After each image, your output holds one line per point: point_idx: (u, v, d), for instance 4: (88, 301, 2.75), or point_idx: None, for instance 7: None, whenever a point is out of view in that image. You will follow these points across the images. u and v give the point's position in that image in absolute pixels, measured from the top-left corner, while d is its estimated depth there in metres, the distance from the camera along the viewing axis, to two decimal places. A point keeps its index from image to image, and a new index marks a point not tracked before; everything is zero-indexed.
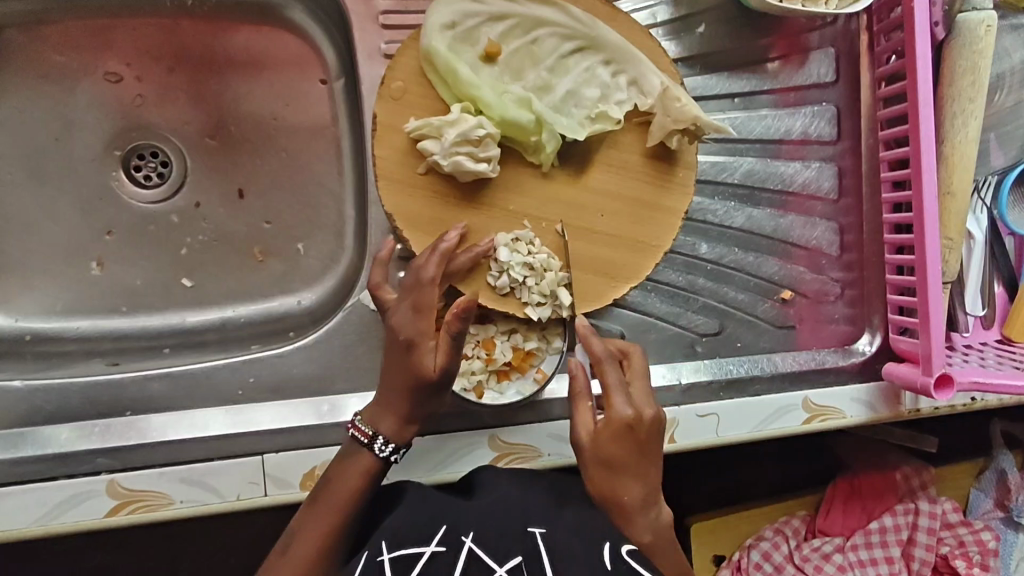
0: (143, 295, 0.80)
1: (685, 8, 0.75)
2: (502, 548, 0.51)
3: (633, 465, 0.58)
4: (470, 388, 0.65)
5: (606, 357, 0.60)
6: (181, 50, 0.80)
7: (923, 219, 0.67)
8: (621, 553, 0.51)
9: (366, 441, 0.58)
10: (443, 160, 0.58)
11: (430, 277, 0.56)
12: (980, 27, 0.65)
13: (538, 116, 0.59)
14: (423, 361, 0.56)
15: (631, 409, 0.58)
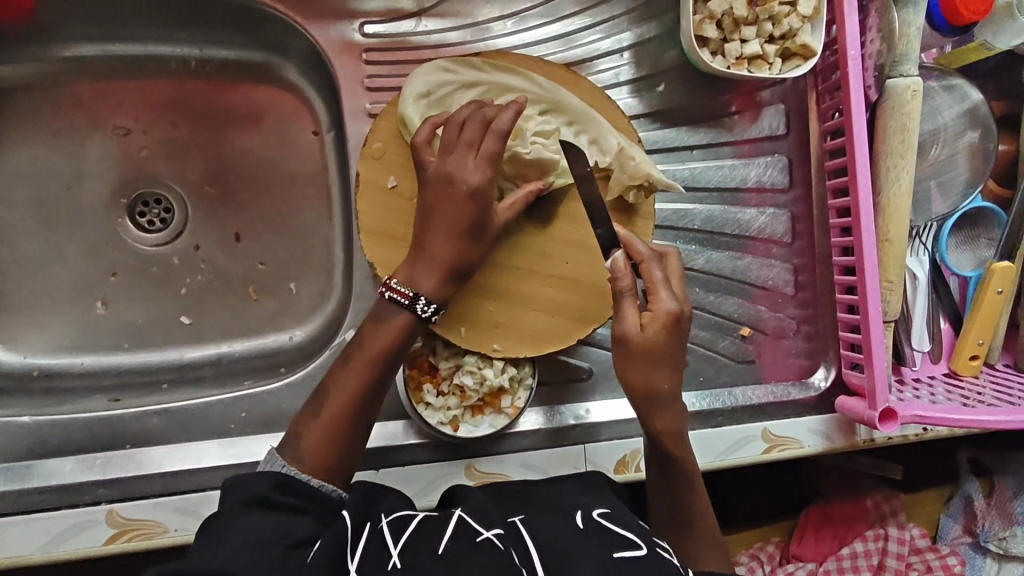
0: (144, 333, 0.85)
1: (646, 68, 0.82)
2: (487, 520, 0.56)
3: (671, 361, 0.60)
4: (446, 422, 0.69)
5: (650, 258, 0.61)
6: (185, 106, 0.87)
7: (864, 263, 0.73)
8: (592, 516, 0.59)
9: (408, 301, 0.61)
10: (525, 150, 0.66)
11: (505, 129, 0.62)
12: (907, 92, 0.70)
13: (501, 181, 0.65)
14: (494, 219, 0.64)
15: (675, 304, 0.60)
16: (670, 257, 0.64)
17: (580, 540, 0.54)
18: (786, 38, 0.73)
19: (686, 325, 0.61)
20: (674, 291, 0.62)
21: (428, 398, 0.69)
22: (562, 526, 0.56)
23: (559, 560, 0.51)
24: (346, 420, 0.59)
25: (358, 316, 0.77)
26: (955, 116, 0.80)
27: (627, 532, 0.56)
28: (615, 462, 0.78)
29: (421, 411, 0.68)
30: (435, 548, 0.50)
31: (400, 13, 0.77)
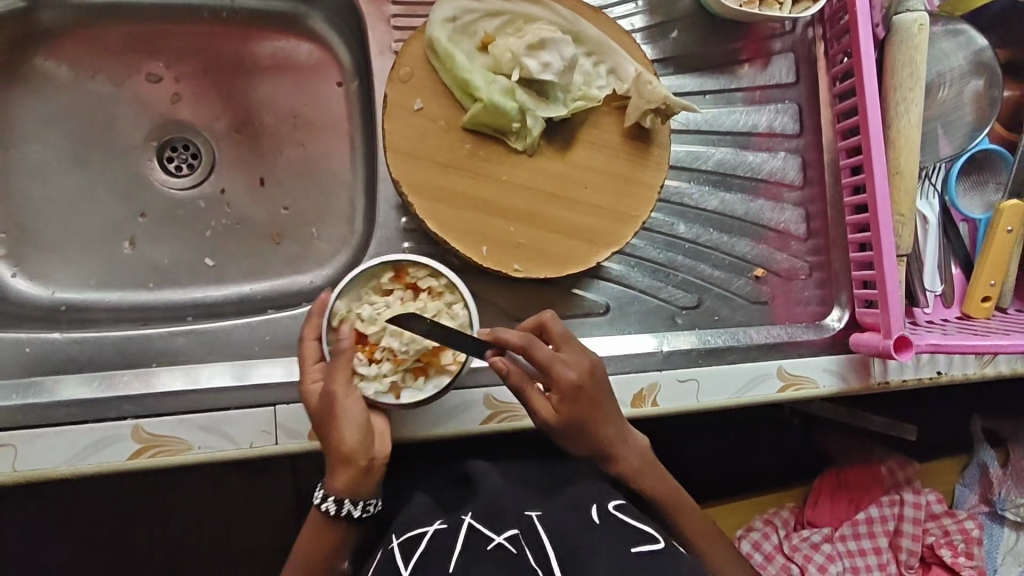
0: (169, 272, 0.88)
1: (661, 16, 0.85)
2: (500, 523, 0.62)
3: (595, 416, 0.67)
4: (384, 391, 0.67)
5: (528, 344, 0.62)
6: (215, 55, 0.90)
7: (875, 195, 0.75)
8: (606, 510, 0.64)
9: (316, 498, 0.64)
10: (517, 75, 0.68)
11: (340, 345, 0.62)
12: (914, 26, 0.73)
13: (522, 104, 0.68)
14: (343, 447, 0.61)
15: (572, 373, 0.64)
16: (557, 366, 0.64)
17: (593, 534, 0.60)
18: None
19: (592, 382, 0.66)
20: (566, 356, 0.65)
21: (361, 371, 0.66)
22: (575, 526, 0.61)
23: (570, 555, 0.58)
24: (319, 542, 0.66)
25: (381, 245, 0.78)
26: (962, 61, 0.82)
27: (643, 525, 0.62)
28: (632, 395, 0.79)
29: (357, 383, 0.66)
30: (446, 568, 0.57)
31: None
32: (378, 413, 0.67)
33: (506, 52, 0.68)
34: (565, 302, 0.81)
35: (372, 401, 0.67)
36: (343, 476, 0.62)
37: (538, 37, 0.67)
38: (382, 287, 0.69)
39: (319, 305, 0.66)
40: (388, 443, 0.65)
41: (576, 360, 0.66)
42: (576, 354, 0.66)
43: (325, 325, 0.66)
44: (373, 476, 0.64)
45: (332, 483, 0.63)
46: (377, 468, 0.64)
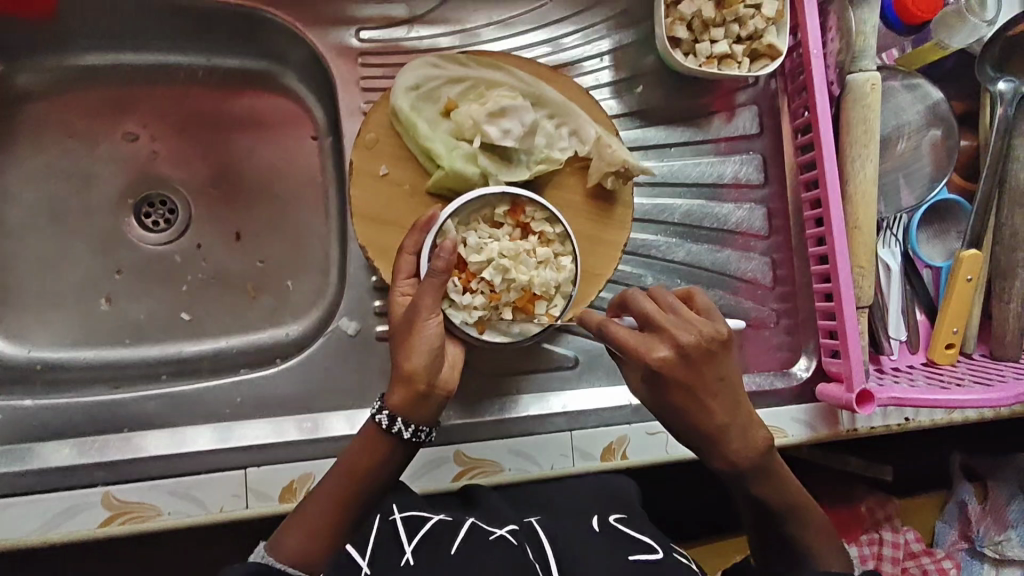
0: (146, 328, 0.89)
1: (627, 71, 0.86)
2: (499, 520, 0.68)
3: (709, 394, 0.62)
4: (471, 324, 0.68)
5: (604, 327, 0.62)
6: (191, 112, 0.92)
7: (834, 247, 0.77)
8: (607, 520, 0.70)
9: (386, 425, 0.62)
10: (476, 141, 0.69)
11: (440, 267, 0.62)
12: (866, 86, 0.74)
13: (484, 170, 0.69)
14: (415, 366, 0.62)
15: (685, 341, 0.60)
16: (659, 339, 0.60)
17: (594, 538, 0.66)
18: (753, 39, 0.78)
19: (706, 352, 0.60)
20: (674, 327, 0.60)
21: (455, 297, 0.67)
22: (578, 529, 0.68)
23: (571, 555, 0.63)
24: (337, 506, 0.61)
25: (352, 303, 0.79)
26: (918, 114, 0.84)
27: (641, 536, 0.68)
28: (602, 448, 0.81)
29: (446, 308, 0.66)
30: (446, 551, 0.62)
31: (393, 19, 0.81)
32: (455, 344, 0.68)
33: (467, 119, 0.69)
34: (536, 357, 0.83)
35: (458, 331, 0.68)
36: (403, 395, 0.62)
37: (499, 105, 0.69)
38: (494, 219, 0.69)
39: (425, 223, 0.66)
40: (455, 377, 0.65)
41: (685, 331, 0.60)
42: (687, 324, 0.60)
43: (430, 241, 0.66)
44: (432, 403, 0.63)
45: (389, 399, 0.62)
46: (437, 397, 0.63)
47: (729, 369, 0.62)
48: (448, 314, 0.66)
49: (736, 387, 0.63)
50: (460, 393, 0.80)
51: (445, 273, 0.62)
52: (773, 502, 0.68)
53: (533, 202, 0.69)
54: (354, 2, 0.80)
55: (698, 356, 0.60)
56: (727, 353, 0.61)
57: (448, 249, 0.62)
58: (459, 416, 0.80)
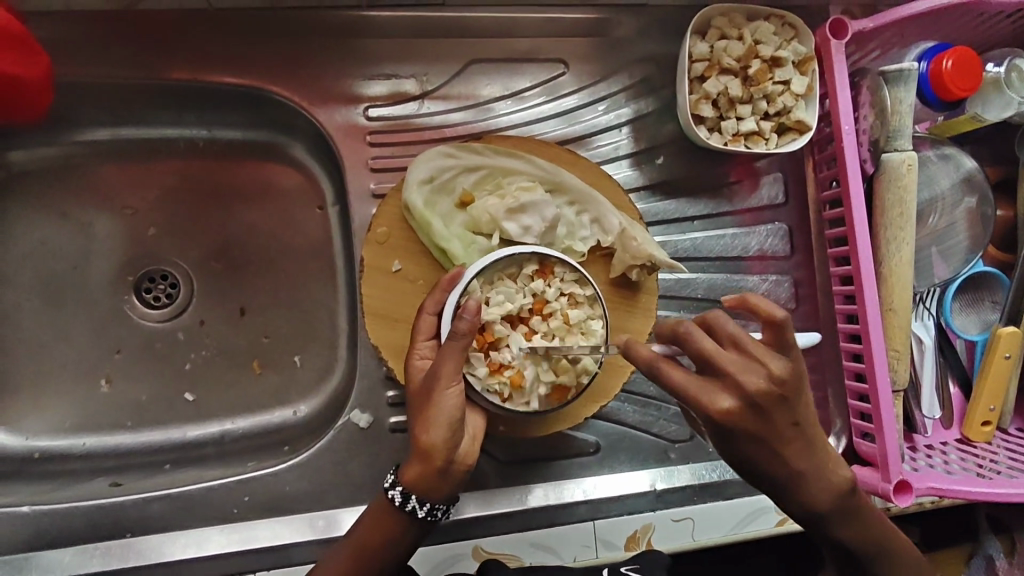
0: (147, 410, 0.85)
1: (646, 141, 0.83)
2: None
3: (781, 431, 0.53)
4: (493, 393, 0.62)
5: (657, 365, 0.52)
6: (192, 183, 0.88)
7: (870, 333, 0.73)
8: None
9: (397, 501, 0.58)
10: (494, 238, 0.66)
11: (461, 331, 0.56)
12: (902, 166, 0.70)
13: None
14: (432, 441, 0.56)
15: (753, 386, 0.50)
16: (726, 385, 0.51)
17: None
18: (780, 115, 0.74)
19: (778, 398, 0.51)
20: (738, 371, 0.50)
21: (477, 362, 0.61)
22: None
23: None
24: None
25: (363, 396, 0.76)
26: (950, 185, 0.81)
27: None
28: (626, 538, 0.77)
29: (468, 375, 0.61)
30: None
31: (404, 95, 0.78)
32: (477, 412, 0.62)
33: (485, 214, 0.66)
34: (556, 442, 0.80)
35: (478, 399, 0.61)
36: (418, 469, 0.57)
37: (518, 200, 0.65)
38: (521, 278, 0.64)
39: (450, 280, 0.61)
40: (476, 451, 0.59)
41: (755, 373, 0.50)
42: (757, 371, 0.51)
43: (453, 301, 0.61)
44: (451, 478, 0.57)
45: (404, 474, 0.58)
46: (456, 474, 0.58)
47: (804, 409, 0.53)
48: (469, 379, 0.60)
49: (812, 424, 0.55)
50: (476, 483, 0.77)
51: (467, 335, 0.56)
52: (860, 547, 0.61)
53: (563, 262, 0.65)
54: (364, 79, 0.78)
55: (770, 405, 0.51)
56: (800, 393, 0.51)
57: (472, 309, 0.57)
58: (474, 509, 0.75)
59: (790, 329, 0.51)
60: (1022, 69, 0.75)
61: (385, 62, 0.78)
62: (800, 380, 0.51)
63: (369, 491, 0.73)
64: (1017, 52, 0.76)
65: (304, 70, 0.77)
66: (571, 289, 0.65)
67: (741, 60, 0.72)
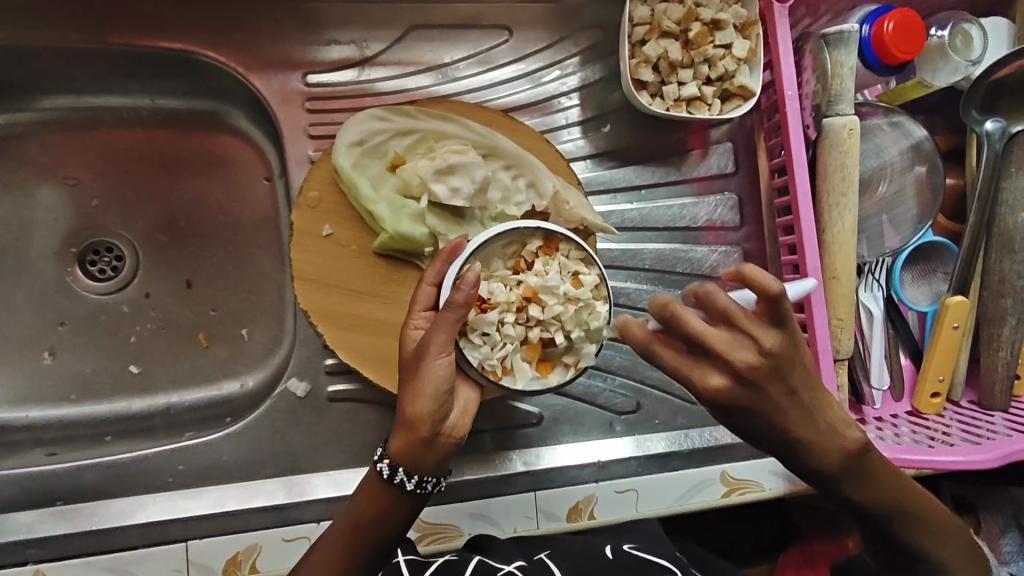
0: (92, 382, 0.84)
1: (593, 109, 0.82)
2: (506, 556, 0.65)
3: (780, 406, 0.53)
4: (487, 367, 0.60)
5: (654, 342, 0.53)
6: (137, 154, 0.87)
7: (810, 302, 0.72)
8: (621, 548, 0.67)
9: (388, 475, 0.57)
10: (422, 201, 0.64)
11: (457, 303, 0.54)
12: (843, 131, 0.69)
13: (432, 230, 0.65)
14: (418, 411, 0.55)
15: (749, 354, 0.51)
16: (715, 338, 0.50)
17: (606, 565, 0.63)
18: (723, 80, 0.73)
19: (774, 364, 0.51)
20: (738, 336, 0.51)
21: (476, 333, 0.59)
22: (592, 559, 0.65)
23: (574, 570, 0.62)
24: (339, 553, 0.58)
25: (301, 365, 0.75)
26: (898, 153, 0.80)
27: (658, 558, 0.65)
28: (568, 509, 0.77)
29: (462, 346, 0.59)
30: None
31: (344, 60, 0.77)
32: (470, 386, 0.60)
33: (414, 176, 0.64)
34: (499, 413, 0.79)
35: (471, 372, 0.59)
36: (404, 441, 0.56)
37: (447, 162, 0.64)
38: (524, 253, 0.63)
39: (449, 251, 0.60)
40: (466, 423, 0.58)
41: (763, 336, 0.50)
42: (760, 339, 0.50)
43: (453, 273, 0.59)
44: (437, 451, 0.56)
45: (391, 446, 0.57)
46: (443, 445, 0.57)
47: (802, 376, 0.53)
48: (462, 350, 0.59)
49: (809, 389, 0.54)
50: None
51: (462, 308, 0.54)
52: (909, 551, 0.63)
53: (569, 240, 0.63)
54: (304, 46, 0.77)
55: (760, 378, 0.51)
56: (793, 362, 0.52)
57: (471, 280, 0.54)
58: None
59: (785, 301, 0.49)
60: (968, 33, 0.75)
61: (325, 28, 0.77)
62: (792, 353, 0.51)
63: (308, 460, 0.73)
64: (962, 15, 0.75)
65: (241, 35, 0.76)
66: (575, 265, 0.63)
67: (681, 24, 0.71)
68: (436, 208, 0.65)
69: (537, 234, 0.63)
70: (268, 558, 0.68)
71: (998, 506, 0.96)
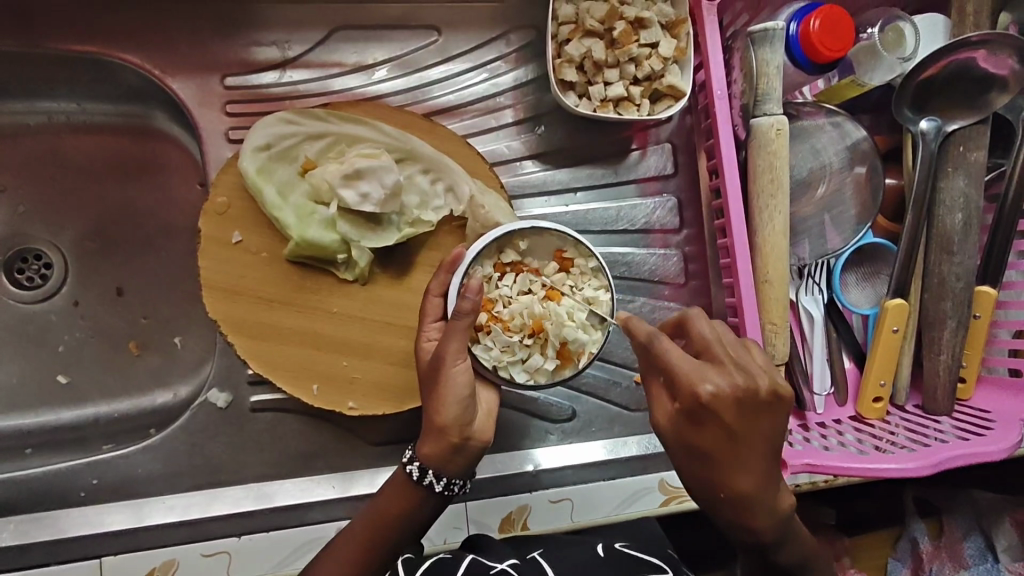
0: (19, 393, 0.83)
1: (529, 110, 0.80)
2: (501, 555, 0.65)
3: (753, 447, 0.55)
4: (501, 367, 0.62)
5: (655, 337, 0.54)
6: (63, 159, 0.85)
7: (741, 308, 0.70)
8: (613, 547, 0.67)
9: (416, 477, 0.59)
10: (332, 207, 0.63)
11: (465, 311, 0.57)
12: (771, 131, 0.68)
13: (343, 236, 0.63)
14: (444, 416, 0.58)
15: (747, 374, 0.54)
16: (714, 349, 0.55)
17: (599, 565, 0.63)
18: (652, 80, 0.72)
19: (774, 397, 0.54)
20: (737, 359, 0.55)
21: (485, 335, 0.62)
22: (586, 560, 0.64)
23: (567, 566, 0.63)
24: (358, 551, 0.59)
25: (222, 373, 0.74)
26: (838, 154, 0.78)
27: (650, 557, 0.65)
28: (500, 519, 0.74)
29: (475, 351, 0.62)
30: None
31: (266, 63, 0.76)
32: (490, 390, 0.63)
33: (323, 182, 0.63)
34: None
35: (489, 374, 0.62)
36: (436, 448, 0.58)
37: (355, 166, 0.63)
38: (517, 250, 0.65)
39: (450, 260, 0.61)
40: (490, 427, 0.61)
41: (755, 367, 0.55)
42: (749, 366, 0.55)
43: (455, 282, 0.61)
44: (467, 455, 0.60)
45: (420, 450, 0.59)
46: (472, 449, 0.60)
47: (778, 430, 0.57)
48: (473, 356, 0.61)
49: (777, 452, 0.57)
50: (344, 465, 0.73)
51: (471, 315, 0.57)
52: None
53: (563, 236, 0.63)
54: (224, 50, 0.76)
55: (752, 403, 0.54)
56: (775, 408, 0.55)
57: (475, 288, 0.57)
58: (363, 488, 0.71)
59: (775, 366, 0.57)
60: (901, 30, 0.73)
61: (246, 31, 0.76)
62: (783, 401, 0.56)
63: (233, 471, 0.72)
64: (893, 13, 0.74)
65: (159, 37, 0.75)
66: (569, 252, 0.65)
67: (605, 22, 0.70)
68: (347, 213, 0.64)
69: (528, 234, 0.64)
70: (183, 573, 0.66)
71: (961, 509, 0.94)
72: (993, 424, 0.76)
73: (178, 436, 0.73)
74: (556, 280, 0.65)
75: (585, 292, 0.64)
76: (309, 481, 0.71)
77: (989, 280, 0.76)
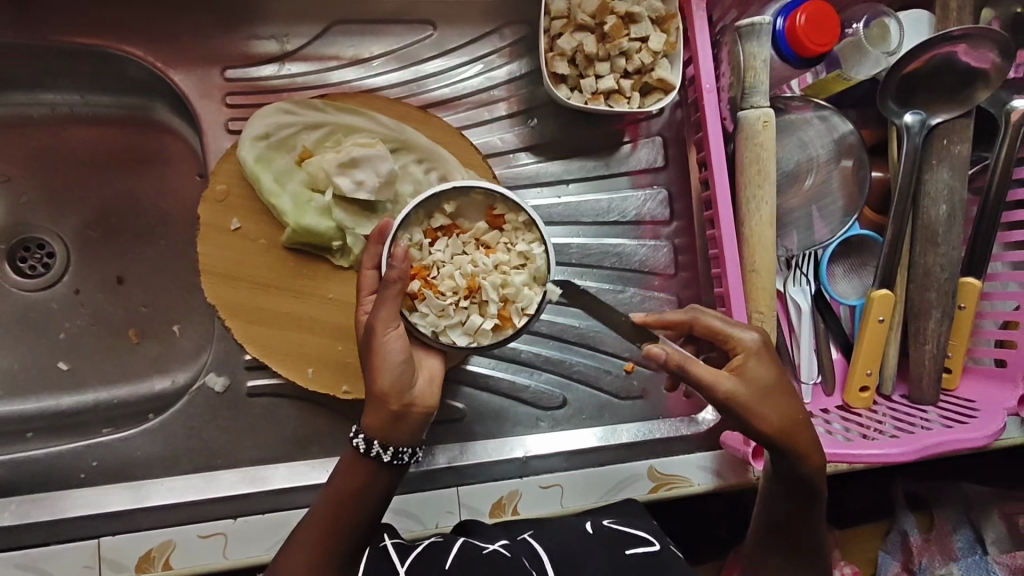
0: (21, 378, 0.84)
1: (522, 103, 0.82)
2: (490, 535, 0.66)
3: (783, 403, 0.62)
4: (440, 332, 0.62)
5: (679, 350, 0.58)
6: (66, 150, 0.86)
7: (729, 297, 0.72)
8: (601, 523, 0.69)
9: (364, 450, 0.58)
10: (328, 195, 0.65)
11: (393, 276, 0.57)
12: (757, 123, 0.69)
13: (339, 224, 0.65)
14: (385, 384, 0.57)
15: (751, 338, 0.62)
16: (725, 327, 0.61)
17: (587, 547, 0.65)
18: (642, 73, 0.73)
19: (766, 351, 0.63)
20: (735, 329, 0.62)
21: (420, 302, 0.62)
22: (576, 542, 0.66)
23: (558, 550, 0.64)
24: (327, 527, 0.58)
25: (219, 360, 0.76)
26: (826, 149, 0.80)
27: (636, 530, 0.68)
28: (491, 504, 0.75)
29: (412, 319, 0.62)
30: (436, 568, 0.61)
31: (265, 56, 0.78)
32: (433, 356, 0.62)
33: (319, 170, 0.65)
34: None
35: (429, 341, 0.62)
36: (375, 416, 0.57)
37: (351, 155, 0.64)
38: (448, 214, 0.65)
39: (381, 230, 0.61)
40: (434, 392, 0.60)
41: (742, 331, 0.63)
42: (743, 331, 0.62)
43: (387, 251, 0.60)
44: (412, 422, 0.58)
45: (364, 422, 0.58)
46: (416, 416, 0.58)
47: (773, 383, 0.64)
48: (411, 324, 0.61)
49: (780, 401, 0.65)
50: (339, 450, 0.75)
51: (400, 279, 0.57)
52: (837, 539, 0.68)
53: (490, 192, 0.64)
54: (223, 44, 0.77)
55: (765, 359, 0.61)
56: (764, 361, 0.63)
57: (402, 254, 0.57)
58: None
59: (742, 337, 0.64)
60: (886, 25, 0.75)
61: (245, 25, 0.77)
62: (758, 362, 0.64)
63: (230, 454, 0.74)
64: (879, 9, 0.75)
65: (159, 29, 0.76)
66: (500, 214, 0.66)
67: (596, 16, 0.72)
68: (343, 201, 0.65)
69: (453, 196, 0.65)
70: (181, 553, 0.67)
71: (949, 501, 0.95)
72: (977, 413, 0.77)
73: (177, 420, 0.74)
74: (488, 238, 0.66)
75: (519, 251, 0.65)
76: (305, 465, 0.73)
77: (974, 272, 0.78)
